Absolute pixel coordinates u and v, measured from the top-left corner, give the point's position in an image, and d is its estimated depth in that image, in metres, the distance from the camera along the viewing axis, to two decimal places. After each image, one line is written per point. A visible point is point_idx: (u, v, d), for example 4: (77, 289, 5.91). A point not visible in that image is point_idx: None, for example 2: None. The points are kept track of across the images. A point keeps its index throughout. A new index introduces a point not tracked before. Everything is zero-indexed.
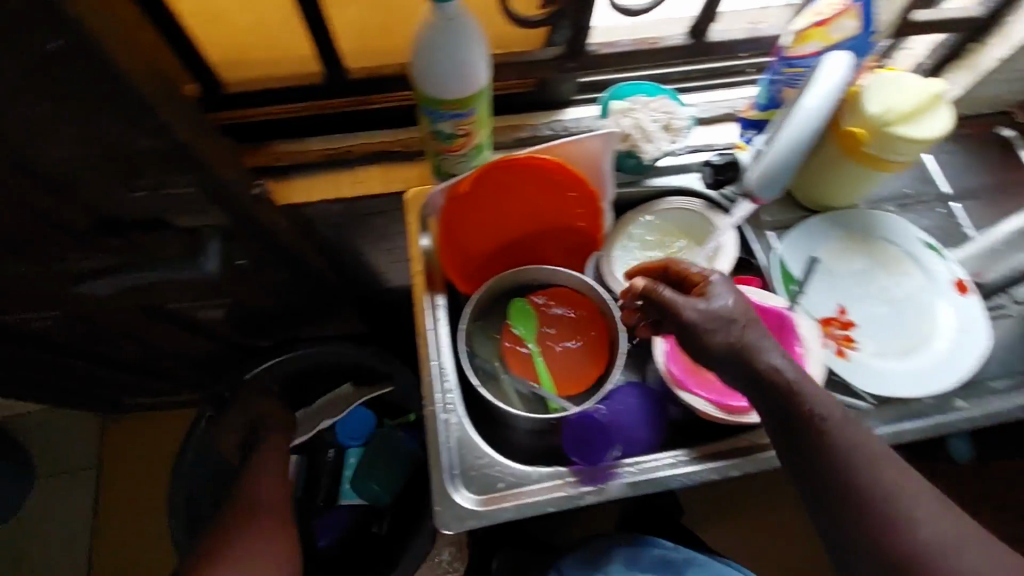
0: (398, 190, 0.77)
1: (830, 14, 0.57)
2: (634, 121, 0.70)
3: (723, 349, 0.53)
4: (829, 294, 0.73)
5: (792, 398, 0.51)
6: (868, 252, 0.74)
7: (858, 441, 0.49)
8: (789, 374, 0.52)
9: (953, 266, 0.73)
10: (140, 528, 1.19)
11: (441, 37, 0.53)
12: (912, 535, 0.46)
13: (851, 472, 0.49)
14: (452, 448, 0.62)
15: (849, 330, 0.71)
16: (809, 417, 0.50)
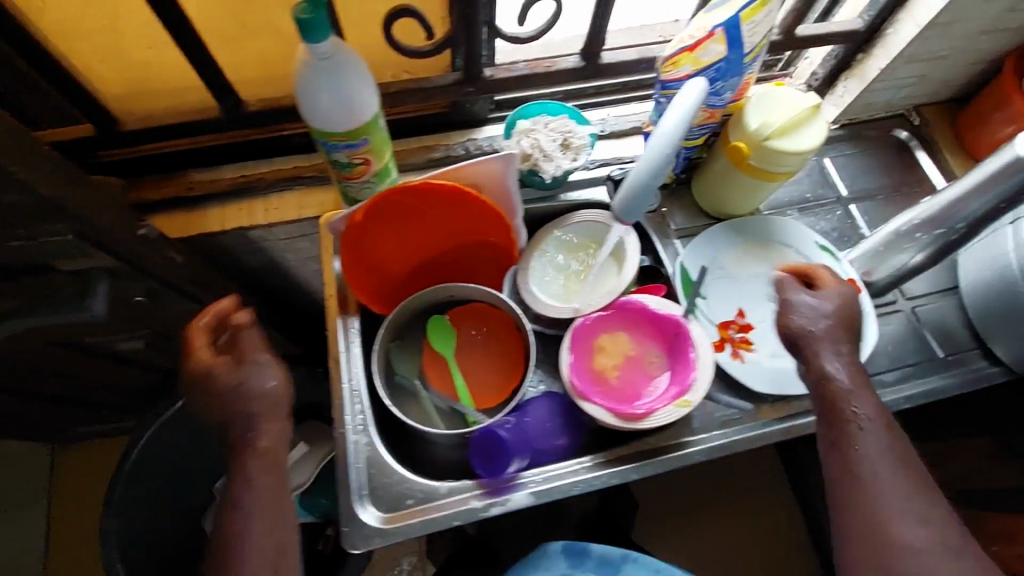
0: (312, 216, 0.78)
1: (698, 39, 0.60)
2: (533, 142, 0.72)
3: (805, 339, 0.62)
4: (729, 298, 0.76)
5: (837, 397, 0.59)
6: (766, 257, 0.78)
7: (877, 446, 0.56)
8: (844, 378, 0.59)
9: (844, 267, 0.77)
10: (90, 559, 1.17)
11: (315, 76, 0.54)
12: (909, 530, 0.53)
13: (862, 467, 0.56)
14: (361, 468, 0.65)
15: (748, 333, 0.74)
16: (845, 417, 0.58)
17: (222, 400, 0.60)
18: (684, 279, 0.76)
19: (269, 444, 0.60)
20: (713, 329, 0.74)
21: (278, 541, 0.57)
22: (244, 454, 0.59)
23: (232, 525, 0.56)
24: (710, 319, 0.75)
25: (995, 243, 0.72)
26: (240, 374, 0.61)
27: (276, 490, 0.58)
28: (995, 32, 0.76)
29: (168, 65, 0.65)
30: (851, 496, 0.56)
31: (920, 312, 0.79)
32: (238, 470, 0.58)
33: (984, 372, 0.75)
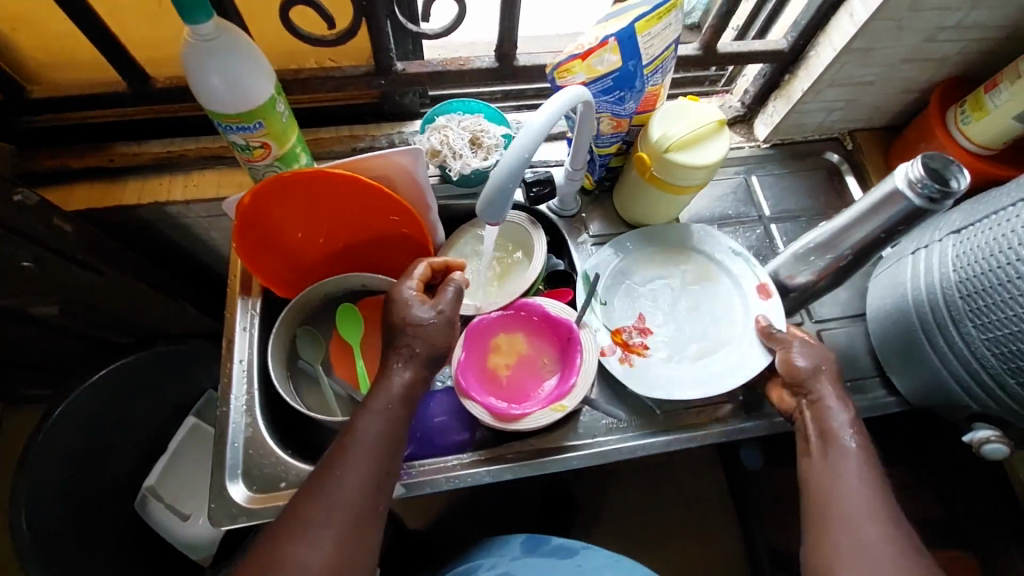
0: (229, 195, 0.78)
1: (590, 47, 0.60)
2: (443, 139, 0.73)
3: (811, 371, 0.63)
4: (630, 303, 0.76)
5: (825, 425, 0.60)
6: (676, 264, 0.79)
7: (856, 473, 0.56)
8: (836, 406, 0.60)
9: (752, 272, 0.76)
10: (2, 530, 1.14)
11: (199, 56, 0.54)
12: (884, 557, 0.52)
13: (843, 488, 0.56)
14: (238, 447, 0.67)
15: (645, 338, 0.74)
16: (827, 445, 0.59)
17: (396, 325, 0.60)
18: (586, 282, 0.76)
19: (412, 382, 0.59)
20: (607, 333, 0.74)
21: (381, 471, 0.55)
22: (387, 378, 0.58)
23: (356, 430, 0.56)
24: (608, 324, 0.74)
25: (898, 271, 0.71)
26: (439, 324, 0.60)
27: (397, 428, 0.57)
28: (917, 62, 0.76)
29: (79, 38, 0.66)
30: (826, 521, 0.56)
31: (825, 336, 0.79)
32: (379, 389, 0.58)
33: (880, 400, 0.75)
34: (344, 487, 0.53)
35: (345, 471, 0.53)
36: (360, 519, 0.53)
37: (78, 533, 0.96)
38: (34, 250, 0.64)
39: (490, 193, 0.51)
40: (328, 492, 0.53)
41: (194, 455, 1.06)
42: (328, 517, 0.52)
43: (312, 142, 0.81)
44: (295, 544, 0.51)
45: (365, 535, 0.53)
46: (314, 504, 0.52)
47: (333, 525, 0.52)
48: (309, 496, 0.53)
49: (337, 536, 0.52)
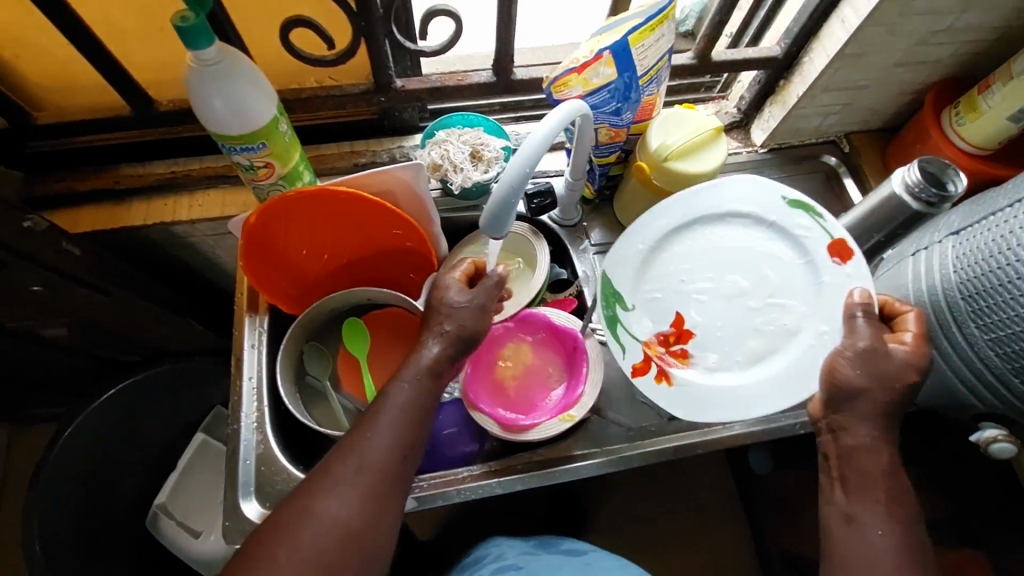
0: (235, 213, 0.79)
1: (586, 61, 0.61)
2: (444, 153, 0.74)
3: (857, 383, 0.55)
4: (662, 303, 0.66)
5: (864, 483, 0.54)
6: (719, 233, 0.66)
7: (888, 544, 0.52)
8: (877, 451, 0.55)
9: (820, 232, 0.63)
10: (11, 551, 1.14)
11: (202, 81, 0.55)
12: None
13: (869, 551, 0.52)
14: (251, 465, 0.67)
15: (685, 343, 0.65)
16: (856, 509, 0.54)
17: (433, 308, 0.61)
18: (610, 292, 0.66)
19: (444, 355, 0.59)
20: (637, 347, 0.66)
21: (410, 436, 0.55)
22: (417, 353, 0.58)
23: (386, 399, 0.56)
24: (637, 335, 0.66)
25: (899, 273, 0.70)
26: (470, 303, 0.60)
27: (427, 401, 0.57)
28: (910, 65, 0.76)
29: (81, 62, 0.67)
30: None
31: None
32: (409, 364, 0.58)
33: None
34: (373, 448, 0.53)
35: (373, 437, 0.54)
36: (385, 481, 0.53)
37: (90, 551, 0.96)
38: (40, 275, 0.65)
39: (494, 208, 0.50)
40: (358, 454, 0.53)
41: (204, 471, 1.06)
42: (356, 477, 0.52)
43: (315, 159, 0.82)
44: (322, 501, 0.51)
45: (389, 501, 0.53)
46: (344, 464, 0.52)
47: (360, 485, 0.52)
48: (337, 458, 0.53)
49: (363, 498, 0.51)
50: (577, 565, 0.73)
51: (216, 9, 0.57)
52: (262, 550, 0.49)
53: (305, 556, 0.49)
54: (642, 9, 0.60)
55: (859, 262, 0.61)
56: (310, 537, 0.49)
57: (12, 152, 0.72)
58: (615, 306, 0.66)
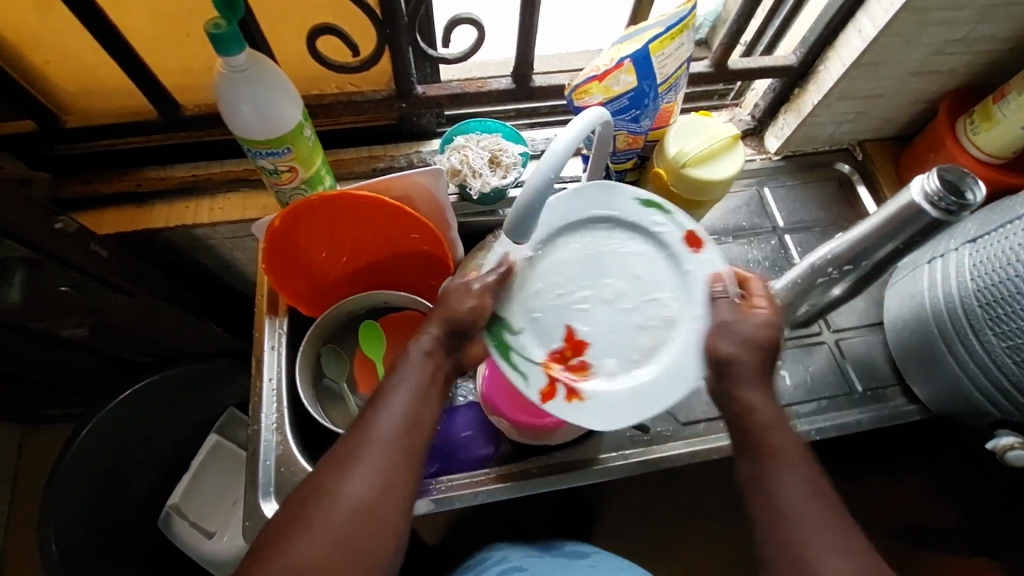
0: (255, 217, 0.80)
1: (607, 69, 0.62)
2: (463, 158, 0.75)
3: (731, 350, 0.54)
4: (549, 320, 0.61)
5: (767, 451, 0.51)
6: (584, 243, 0.63)
7: (797, 502, 0.49)
8: (764, 419, 0.51)
9: (673, 227, 0.63)
10: (24, 550, 1.15)
11: (233, 86, 0.56)
12: None
13: (783, 511, 0.49)
14: (270, 466, 0.68)
15: (582, 354, 0.61)
16: (769, 481, 0.50)
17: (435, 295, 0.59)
18: (494, 318, 0.60)
19: (446, 333, 0.57)
20: (537, 370, 0.60)
21: (418, 412, 0.53)
22: (417, 335, 0.56)
23: (389, 382, 0.54)
24: (534, 357, 0.60)
25: (916, 279, 0.71)
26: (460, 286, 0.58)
27: (432, 377, 0.55)
28: (924, 74, 0.77)
29: (110, 67, 0.68)
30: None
31: (843, 345, 0.79)
32: (406, 349, 0.56)
33: (900, 409, 0.75)
34: (379, 427, 0.51)
35: (378, 416, 0.52)
36: (394, 459, 0.50)
37: (104, 551, 0.97)
38: (67, 276, 0.66)
39: (518, 212, 0.51)
40: (362, 434, 0.51)
41: (216, 472, 1.07)
42: (365, 458, 0.50)
43: (334, 164, 0.83)
44: (331, 484, 0.49)
45: (400, 478, 0.50)
46: (350, 446, 0.51)
47: (368, 465, 0.50)
48: (344, 442, 0.51)
49: (373, 477, 0.49)
50: (579, 566, 0.73)
51: (247, 17, 0.58)
52: (281, 539, 0.48)
53: (320, 541, 0.47)
54: (663, 18, 0.61)
55: (712, 248, 0.61)
56: (321, 520, 0.48)
57: (41, 155, 0.73)
58: (502, 330, 0.60)
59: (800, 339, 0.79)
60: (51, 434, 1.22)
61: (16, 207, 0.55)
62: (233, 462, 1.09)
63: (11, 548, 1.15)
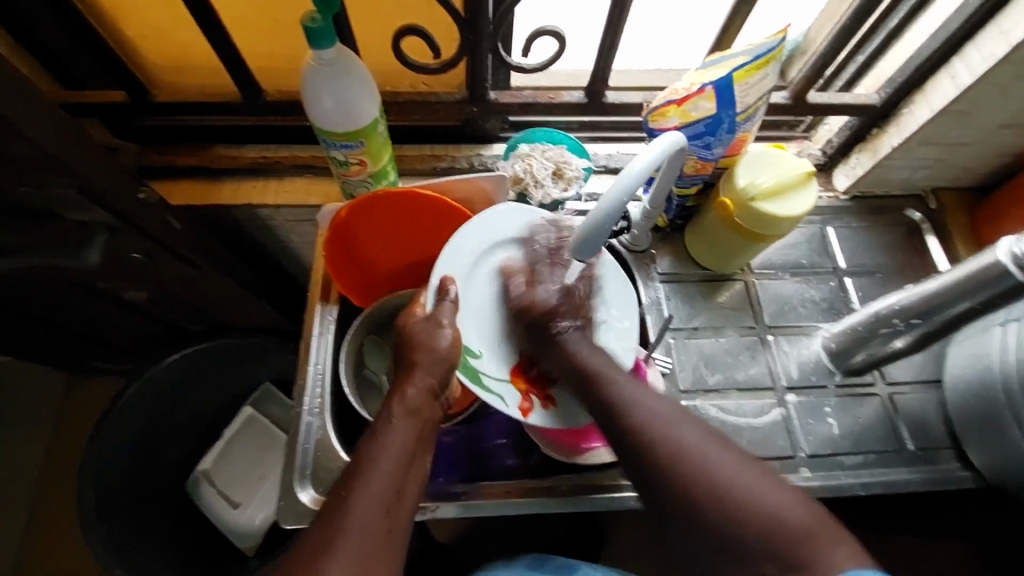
0: (316, 204, 0.82)
1: (687, 93, 0.62)
2: (526, 167, 0.74)
3: (554, 304, 0.63)
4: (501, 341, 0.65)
5: (602, 377, 0.59)
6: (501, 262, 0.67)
7: (633, 395, 0.57)
8: (583, 347, 0.62)
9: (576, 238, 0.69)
10: (61, 492, 1.21)
11: (319, 79, 0.58)
12: (677, 446, 0.53)
13: (629, 410, 0.56)
14: (309, 449, 0.70)
15: (539, 363, 0.66)
16: (615, 401, 0.57)
17: (407, 344, 0.60)
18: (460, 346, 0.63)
19: (423, 396, 0.58)
20: (507, 388, 0.64)
21: (405, 472, 0.54)
22: (395, 403, 0.57)
23: (369, 449, 0.54)
24: (500, 377, 0.64)
25: (984, 340, 0.67)
26: (433, 331, 0.60)
27: (413, 441, 0.56)
28: (1015, 127, 0.73)
29: (202, 47, 0.71)
30: (679, 485, 0.52)
31: (896, 400, 0.76)
32: (382, 411, 0.57)
33: (953, 474, 0.72)
34: (362, 506, 0.51)
35: (360, 493, 0.51)
36: (380, 536, 0.50)
37: (137, 505, 1.00)
38: (139, 243, 0.69)
39: (586, 231, 0.51)
40: (345, 516, 0.50)
41: (248, 445, 1.10)
42: (350, 544, 0.49)
43: (397, 158, 0.84)
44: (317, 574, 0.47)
45: (388, 552, 0.50)
46: (332, 530, 0.49)
47: (354, 548, 0.49)
48: (324, 530, 0.50)
49: (363, 556, 0.49)
50: None
51: (340, 13, 0.60)
52: None
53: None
54: (750, 47, 0.59)
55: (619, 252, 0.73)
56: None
57: (128, 125, 0.77)
58: (467, 356, 0.63)
59: (851, 388, 0.77)
60: (98, 386, 1.28)
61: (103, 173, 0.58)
62: (265, 436, 1.11)
63: (50, 491, 1.21)
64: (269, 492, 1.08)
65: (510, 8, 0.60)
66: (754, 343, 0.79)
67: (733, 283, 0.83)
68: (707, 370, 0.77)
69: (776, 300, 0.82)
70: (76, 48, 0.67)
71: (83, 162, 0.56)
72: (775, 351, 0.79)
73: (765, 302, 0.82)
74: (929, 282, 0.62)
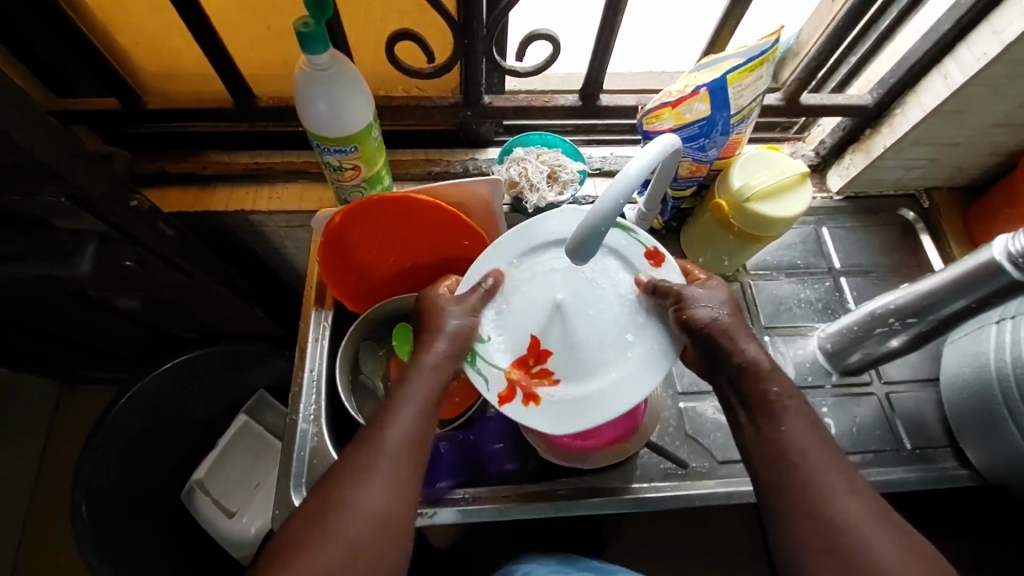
0: (310, 209, 0.82)
1: (681, 95, 0.62)
2: (522, 170, 0.74)
3: (711, 323, 0.54)
4: (516, 326, 0.59)
5: (775, 412, 0.51)
6: (541, 265, 0.61)
7: (791, 391, 0.52)
8: (761, 366, 0.53)
9: (637, 243, 0.61)
10: (51, 503, 1.19)
11: (311, 85, 0.57)
12: (785, 441, 0.50)
13: (775, 404, 0.52)
14: (304, 457, 0.69)
15: (546, 363, 0.59)
16: (757, 392, 0.52)
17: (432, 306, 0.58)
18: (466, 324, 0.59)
19: (451, 348, 0.56)
20: (498, 375, 0.58)
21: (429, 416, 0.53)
22: (422, 352, 0.55)
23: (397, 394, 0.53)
24: (497, 361, 0.58)
25: (980, 338, 0.67)
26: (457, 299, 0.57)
27: (436, 387, 0.54)
28: (1007, 126, 0.74)
29: (196, 55, 0.70)
30: (781, 483, 0.49)
31: (893, 399, 0.76)
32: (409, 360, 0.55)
33: (950, 472, 0.72)
34: (394, 439, 0.50)
35: (391, 428, 0.51)
36: (406, 468, 0.50)
37: (131, 516, 0.99)
38: (127, 250, 0.68)
39: (581, 234, 0.50)
40: (378, 444, 0.50)
41: (239, 453, 1.09)
42: (379, 466, 0.49)
43: (391, 163, 0.84)
44: (354, 494, 0.48)
45: (411, 487, 0.50)
46: (367, 459, 0.50)
47: (381, 475, 0.49)
48: (356, 459, 0.50)
49: (389, 484, 0.49)
50: None
51: (332, 18, 0.60)
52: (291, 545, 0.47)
53: (339, 551, 0.46)
54: (744, 49, 0.59)
55: (670, 264, 0.60)
56: (333, 531, 0.47)
57: (118, 132, 0.76)
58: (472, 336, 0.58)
59: (849, 387, 0.77)
60: (88, 397, 1.26)
61: (89, 180, 0.58)
62: (259, 443, 1.10)
63: (40, 503, 1.19)
64: (265, 500, 1.06)
65: (504, 12, 0.60)
66: None
67: (729, 285, 0.83)
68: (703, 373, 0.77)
69: (772, 301, 0.82)
70: (67, 54, 0.67)
71: (75, 171, 0.56)
72: (771, 352, 0.79)
73: (761, 304, 0.82)
74: (926, 279, 0.62)
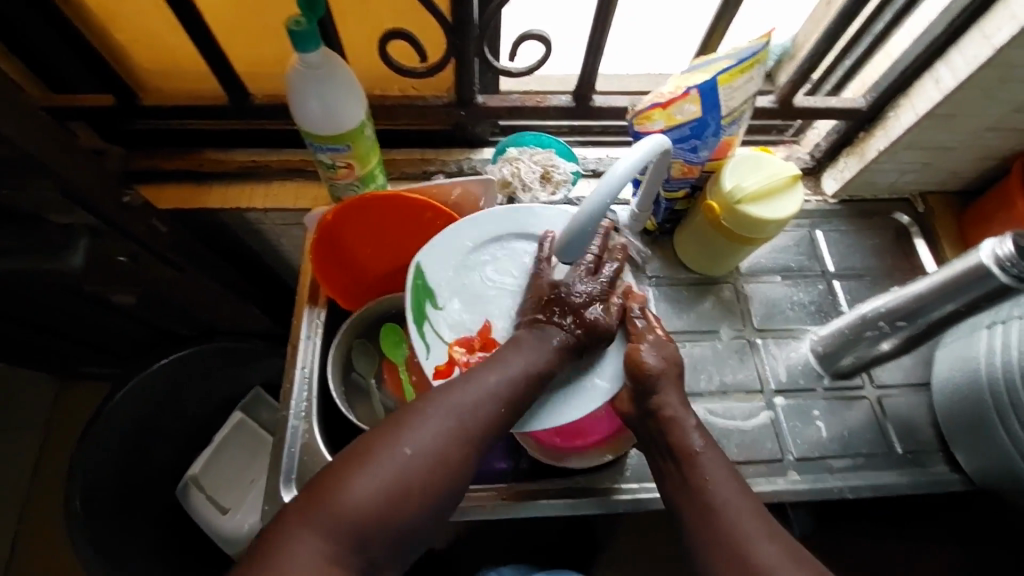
0: (305, 207, 0.82)
1: (672, 96, 0.62)
2: (514, 171, 0.74)
3: (654, 377, 0.59)
4: (471, 309, 0.64)
5: (694, 465, 0.56)
6: (508, 250, 0.66)
7: (711, 449, 0.57)
8: (682, 420, 0.58)
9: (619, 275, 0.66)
10: (48, 497, 1.20)
11: (304, 83, 0.58)
12: (705, 493, 0.55)
13: (692, 455, 0.57)
14: (295, 454, 0.69)
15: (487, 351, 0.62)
16: (681, 447, 0.57)
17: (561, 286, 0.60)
18: (425, 287, 0.64)
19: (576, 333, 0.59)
20: (440, 347, 0.62)
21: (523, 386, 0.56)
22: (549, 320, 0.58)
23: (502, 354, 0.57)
24: (443, 335, 0.63)
25: (972, 342, 0.67)
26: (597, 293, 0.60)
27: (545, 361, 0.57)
28: (1001, 131, 0.74)
29: (189, 49, 0.70)
30: (699, 531, 0.54)
31: (885, 403, 0.76)
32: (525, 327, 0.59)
33: (941, 477, 0.72)
34: (481, 395, 0.54)
35: (484, 380, 0.55)
36: (470, 429, 0.53)
37: (125, 510, 0.99)
38: (119, 244, 0.68)
39: (570, 233, 0.51)
40: (469, 393, 0.54)
41: (234, 450, 1.09)
42: (457, 413, 0.53)
43: (386, 162, 0.84)
44: (423, 426, 0.52)
45: (467, 451, 0.52)
46: (454, 403, 0.53)
47: (449, 424, 0.52)
48: (442, 395, 0.54)
49: (449, 437, 0.52)
50: None
51: (326, 17, 0.60)
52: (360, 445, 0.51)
53: (391, 472, 0.50)
54: (735, 51, 0.60)
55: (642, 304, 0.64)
56: (395, 464, 0.50)
57: (117, 129, 0.77)
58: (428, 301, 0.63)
59: (841, 391, 0.77)
60: (86, 393, 1.27)
61: (82, 174, 0.59)
62: (254, 440, 1.10)
63: (36, 497, 1.20)
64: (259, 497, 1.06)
65: (496, 12, 0.60)
66: (743, 347, 0.79)
67: (722, 286, 0.83)
68: (695, 375, 0.77)
69: (765, 303, 0.82)
70: (65, 49, 0.68)
71: (71, 164, 0.57)
72: (763, 355, 0.79)
73: (755, 305, 0.82)
74: (915, 284, 0.62)
